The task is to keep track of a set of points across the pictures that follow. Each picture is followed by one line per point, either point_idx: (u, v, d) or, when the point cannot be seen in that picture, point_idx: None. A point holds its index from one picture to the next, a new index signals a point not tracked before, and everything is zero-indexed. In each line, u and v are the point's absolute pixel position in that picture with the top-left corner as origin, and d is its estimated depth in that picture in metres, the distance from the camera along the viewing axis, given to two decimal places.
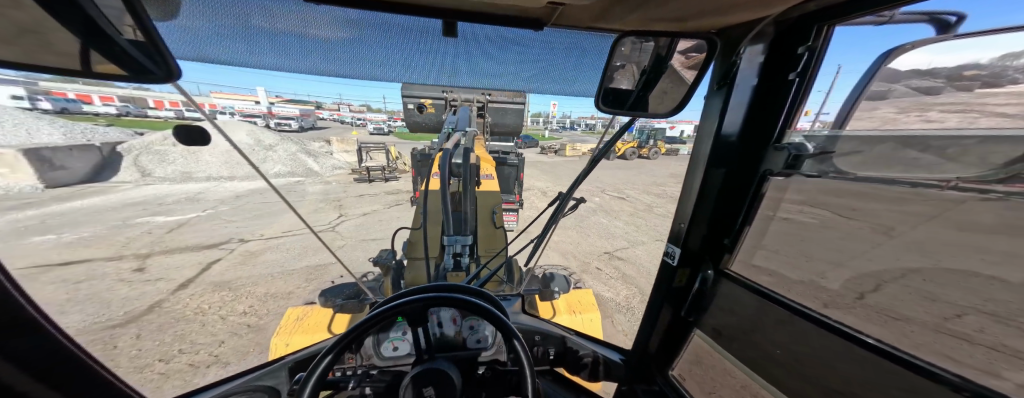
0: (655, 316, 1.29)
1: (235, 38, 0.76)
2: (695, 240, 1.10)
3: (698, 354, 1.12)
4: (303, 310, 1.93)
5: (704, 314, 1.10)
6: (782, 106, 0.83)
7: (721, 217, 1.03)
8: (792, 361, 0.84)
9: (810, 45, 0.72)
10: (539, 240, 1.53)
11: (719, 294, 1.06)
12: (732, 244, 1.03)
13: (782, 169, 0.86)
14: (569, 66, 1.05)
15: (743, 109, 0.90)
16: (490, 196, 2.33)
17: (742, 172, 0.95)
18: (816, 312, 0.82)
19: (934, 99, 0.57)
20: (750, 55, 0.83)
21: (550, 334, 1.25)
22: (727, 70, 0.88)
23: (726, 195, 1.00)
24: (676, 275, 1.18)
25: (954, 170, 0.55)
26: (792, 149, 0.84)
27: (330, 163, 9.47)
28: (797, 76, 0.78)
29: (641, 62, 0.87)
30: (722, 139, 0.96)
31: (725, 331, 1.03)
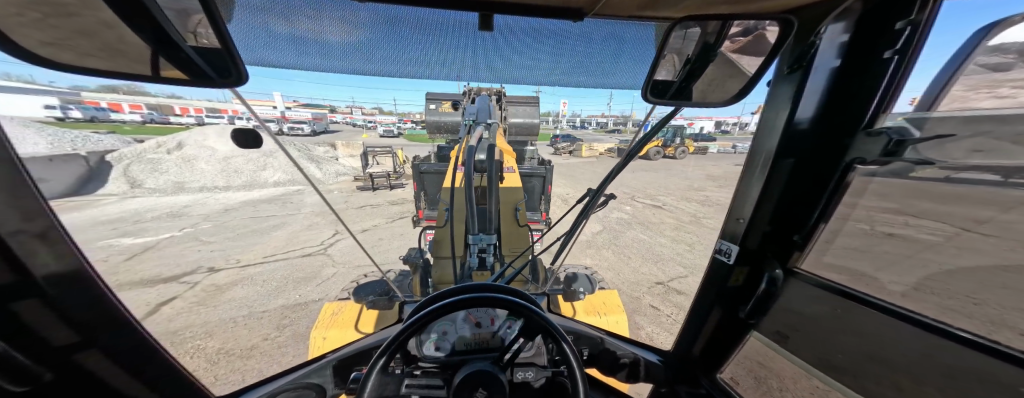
0: (701, 318, 1.24)
1: (280, 45, 0.78)
2: (755, 237, 1.05)
3: (754, 356, 1.12)
4: (337, 305, 1.98)
5: (767, 316, 1.06)
6: (876, 89, 0.76)
7: (791, 209, 0.97)
8: (867, 365, 0.84)
9: (913, 19, 0.67)
10: (567, 238, 1.50)
11: (786, 293, 1.02)
12: (803, 241, 0.98)
13: (880, 156, 0.77)
14: (607, 62, 1.05)
15: (817, 96, 0.85)
16: (512, 193, 2.35)
17: (818, 162, 0.88)
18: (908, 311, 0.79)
19: (1007, 75, 0.60)
20: (835, 34, 0.77)
21: (584, 335, 1.21)
22: (803, 53, 0.81)
23: (799, 190, 0.94)
24: (731, 275, 1.12)
25: None
26: (892, 134, 0.73)
27: (328, 170, 9.47)
28: (895, 53, 0.72)
29: (686, 50, 0.83)
30: (795, 128, 0.90)
31: (792, 334, 1.01)
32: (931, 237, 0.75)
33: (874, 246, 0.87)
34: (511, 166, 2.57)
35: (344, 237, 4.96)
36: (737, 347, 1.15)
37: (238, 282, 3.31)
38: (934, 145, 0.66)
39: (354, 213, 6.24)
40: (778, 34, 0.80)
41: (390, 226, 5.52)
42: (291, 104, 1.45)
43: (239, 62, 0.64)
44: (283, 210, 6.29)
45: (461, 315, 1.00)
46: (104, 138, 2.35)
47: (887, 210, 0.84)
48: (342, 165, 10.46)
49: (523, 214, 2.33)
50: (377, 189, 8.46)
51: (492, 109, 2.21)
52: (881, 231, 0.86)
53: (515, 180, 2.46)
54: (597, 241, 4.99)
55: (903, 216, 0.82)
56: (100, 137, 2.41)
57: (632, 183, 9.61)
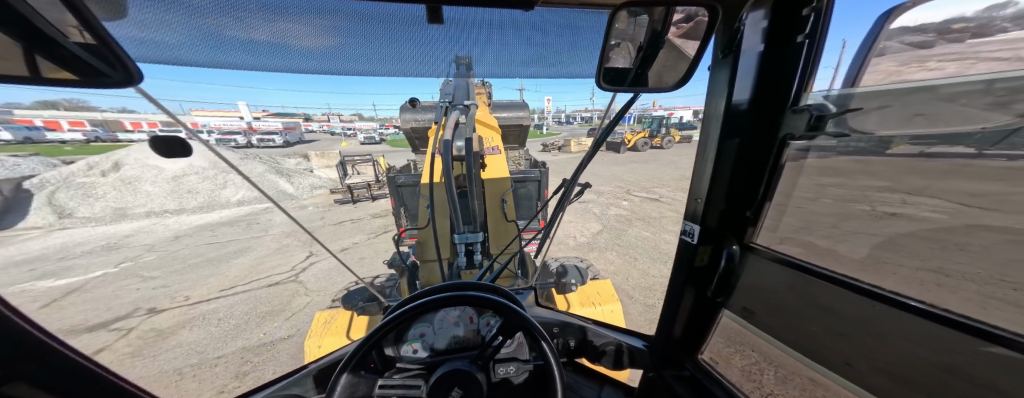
0: (676, 301, 1.28)
1: (207, 46, 0.80)
2: (714, 215, 1.08)
3: (729, 333, 1.17)
4: (330, 313, 1.92)
5: (734, 294, 1.11)
6: (793, 76, 0.80)
7: (743, 188, 1.00)
8: (834, 332, 0.86)
9: (815, 5, 0.71)
10: (549, 229, 1.48)
11: (749, 271, 1.06)
12: (754, 216, 1.02)
13: (805, 132, 0.82)
14: (566, 50, 1.04)
15: (751, 80, 0.86)
16: (498, 184, 2.27)
17: (756, 140, 0.92)
18: (853, 279, 0.82)
19: (931, 51, 0.61)
20: (757, 19, 0.80)
21: (569, 325, 1.28)
22: (732, 37, 0.85)
23: (743, 169, 0.97)
24: (697, 254, 1.15)
25: (981, 120, 0.53)
26: (812, 110, 0.79)
27: (302, 185, 9.11)
28: (806, 38, 0.76)
29: (637, 37, 0.83)
30: (733, 110, 0.92)
31: (756, 308, 1.06)
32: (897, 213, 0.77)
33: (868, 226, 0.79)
34: (495, 147, 2.43)
35: (322, 258, 4.80)
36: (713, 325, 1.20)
37: (184, 325, 3.12)
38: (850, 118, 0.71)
39: (332, 231, 6.01)
40: (708, 18, 0.84)
41: (374, 242, 5.33)
42: (262, 114, 1.36)
43: (130, 58, 0.62)
44: (246, 233, 5.96)
45: (440, 315, 1.02)
46: (24, 164, 2.14)
47: (882, 188, 0.74)
48: (321, 179, 10.11)
49: (509, 207, 2.29)
50: (357, 201, 8.20)
51: (471, 92, 2.20)
52: (884, 211, 0.76)
53: (500, 168, 2.35)
54: (599, 243, 4.99)
55: (897, 194, 0.72)
56: (18, 163, 2.18)
57: (623, 178, 9.72)
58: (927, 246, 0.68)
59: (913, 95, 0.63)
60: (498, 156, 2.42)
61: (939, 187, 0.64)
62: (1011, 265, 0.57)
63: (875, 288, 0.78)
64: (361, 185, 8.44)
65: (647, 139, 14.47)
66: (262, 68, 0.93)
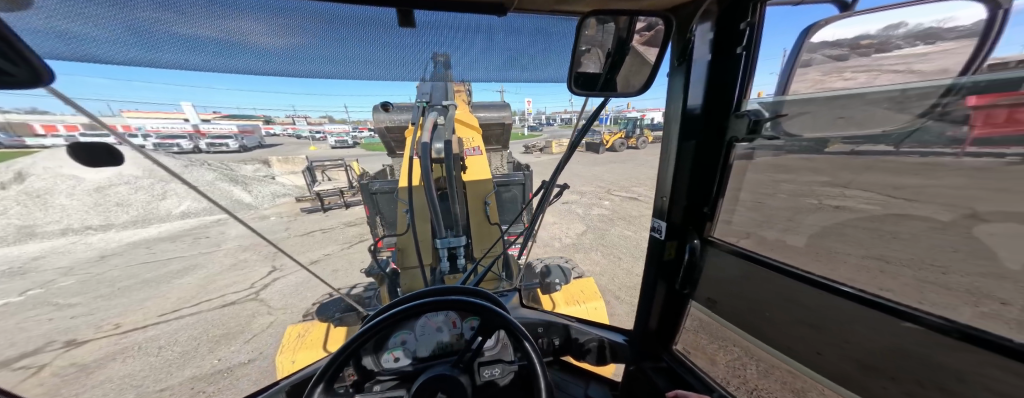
0: (650, 294, 1.34)
1: (143, 44, 0.73)
2: (678, 212, 1.15)
3: (697, 323, 1.24)
4: (305, 326, 1.82)
5: (698, 285, 1.19)
6: (734, 82, 0.89)
7: (700, 186, 1.08)
8: (785, 317, 0.95)
9: (749, 21, 0.79)
10: (530, 230, 1.50)
11: (709, 263, 1.14)
12: (712, 211, 1.10)
13: (746, 135, 0.91)
14: (539, 55, 1.06)
15: (702, 86, 0.94)
16: (479, 186, 2.26)
17: (709, 142, 1.00)
18: (796, 268, 0.91)
19: (846, 64, 0.69)
20: (704, 30, 0.88)
21: (552, 325, 1.36)
22: (685, 46, 0.92)
23: (700, 169, 1.05)
24: (666, 249, 1.22)
25: (885, 124, 0.63)
26: (751, 115, 0.89)
27: (265, 194, 8.56)
28: (744, 49, 0.84)
29: (606, 44, 0.88)
30: (689, 114, 0.99)
31: (719, 298, 1.13)
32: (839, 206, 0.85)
33: (813, 219, 0.88)
34: (476, 148, 2.40)
35: (293, 271, 4.55)
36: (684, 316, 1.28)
37: (115, 356, 2.86)
38: (782, 123, 0.82)
39: (302, 242, 5.70)
40: (663, 29, 0.89)
41: (350, 253, 5.10)
42: (214, 116, 1.27)
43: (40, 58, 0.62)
44: (192, 250, 5.48)
45: (421, 321, 1.00)
46: None
47: (824, 184, 0.81)
48: (291, 188, 9.58)
49: (492, 209, 2.29)
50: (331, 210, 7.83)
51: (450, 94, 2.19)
52: (830, 205, 0.83)
53: (481, 169, 2.34)
54: (583, 243, 5.09)
55: (838, 188, 0.79)
56: None
57: (604, 178, 10.00)
58: (860, 234, 0.77)
59: (839, 102, 0.71)
60: (479, 157, 2.40)
61: (863, 182, 0.72)
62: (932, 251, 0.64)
63: (814, 275, 0.87)
64: (337, 192, 8.08)
65: (625, 140, 14.99)
66: (205, 68, 0.86)
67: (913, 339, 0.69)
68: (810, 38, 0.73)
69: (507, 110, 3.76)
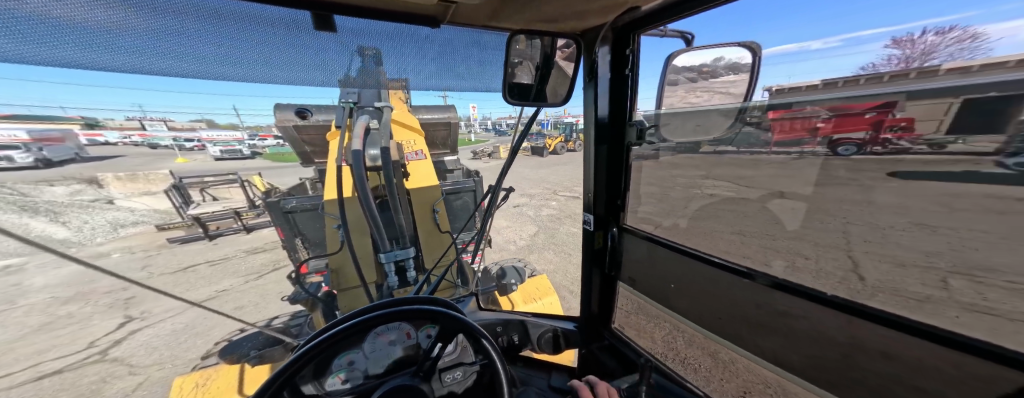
0: (589, 283, 1.51)
1: (26, 36, 0.53)
2: (601, 205, 1.33)
3: (628, 302, 1.43)
4: (206, 373, 1.52)
5: (622, 266, 1.39)
6: (628, 96, 1.08)
7: (614, 184, 1.26)
8: (687, 287, 1.17)
9: (632, 48, 0.99)
10: (479, 234, 1.53)
11: (626, 248, 1.35)
12: (623, 203, 1.29)
13: (636, 140, 1.14)
14: (473, 68, 1.10)
15: (606, 99, 1.12)
16: (426, 193, 2.22)
17: (616, 147, 1.20)
18: (683, 245, 1.14)
19: (696, 85, 0.93)
20: (604, 54, 1.05)
21: (510, 323, 1.44)
22: (593, 65, 1.09)
23: (613, 169, 1.24)
24: (594, 239, 1.40)
25: (717, 132, 0.93)
26: (638, 124, 1.10)
27: (109, 222, 6.63)
28: (630, 71, 1.04)
29: (534, 57, 1.01)
30: (600, 122, 1.16)
31: (638, 277, 1.34)
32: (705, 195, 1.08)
33: (690, 203, 1.12)
34: (420, 153, 2.33)
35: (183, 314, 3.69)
36: (616, 295, 1.45)
37: None
38: (657, 131, 1.08)
39: (199, 276, 4.67)
40: (575, 48, 1.05)
41: (261, 285, 4.33)
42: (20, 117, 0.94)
43: None
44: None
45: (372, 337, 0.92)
46: None
47: (701, 176, 1.06)
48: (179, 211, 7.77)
49: (440, 216, 2.26)
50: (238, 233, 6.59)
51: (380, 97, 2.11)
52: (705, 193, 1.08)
53: (428, 175, 2.29)
54: (535, 243, 5.31)
55: (708, 179, 1.04)
56: None
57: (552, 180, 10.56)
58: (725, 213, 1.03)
59: (691, 117, 0.98)
60: (423, 162, 2.33)
61: (718, 174, 0.97)
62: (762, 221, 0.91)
63: (695, 249, 1.11)
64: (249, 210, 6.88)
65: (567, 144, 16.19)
66: None
67: (757, 290, 0.93)
68: (671, 63, 0.96)
69: (453, 112, 3.72)
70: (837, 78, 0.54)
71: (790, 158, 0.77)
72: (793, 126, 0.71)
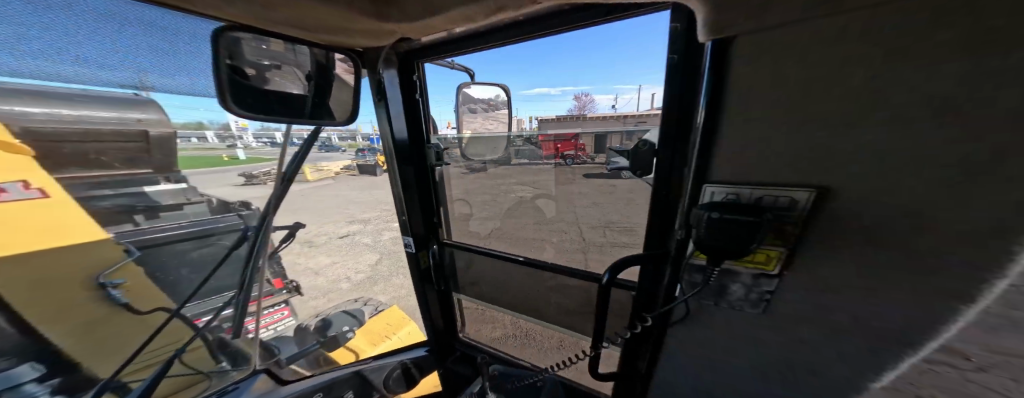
0: (426, 304, 1.54)
1: None
2: (418, 223, 1.38)
3: (471, 310, 1.52)
4: None
5: (449, 279, 1.48)
6: (422, 118, 1.21)
7: (427, 202, 1.34)
8: (503, 286, 1.36)
9: (417, 75, 1.13)
10: (241, 298, 1.01)
11: (447, 259, 1.46)
12: (440, 219, 1.40)
13: (436, 161, 1.27)
14: (178, 66, 0.72)
15: (400, 120, 1.21)
16: (80, 253, 1.00)
17: (421, 168, 1.29)
18: (493, 249, 1.33)
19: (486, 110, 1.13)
20: (393, 77, 1.14)
21: (337, 382, 1.15)
22: (378, 85, 1.16)
23: (423, 188, 1.31)
24: (421, 258, 1.47)
25: (497, 151, 1.24)
26: (436, 146, 1.25)
27: None
28: (421, 96, 1.18)
29: (303, 65, 0.87)
30: (399, 142, 1.24)
31: (465, 285, 1.46)
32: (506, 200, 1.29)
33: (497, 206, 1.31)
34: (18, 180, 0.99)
35: None
36: (454, 307, 1.54)
37: None
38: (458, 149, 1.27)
39: None
40: (355, 63, 1.06)
41: None
42: None
43: None
44: None
45: None
46: None
47: (502, 182, 1.27)
48: None
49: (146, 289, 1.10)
50: None
51: None
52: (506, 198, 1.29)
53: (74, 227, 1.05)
54: (381, 272, 4.63)
55: (507, 185, 1.27)
56: None
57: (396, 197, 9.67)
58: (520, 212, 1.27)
59: (485, 138, 1.25)
60: (55, 204, 1.05)
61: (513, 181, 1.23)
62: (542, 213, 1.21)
63: (502, 251, 1.30)
64: None
65: None
66: None
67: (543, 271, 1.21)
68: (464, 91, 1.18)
69: None
70: (597, 114, 0.87)
71: (554, 166, 1.09)
72: (551, 145, 1.04)
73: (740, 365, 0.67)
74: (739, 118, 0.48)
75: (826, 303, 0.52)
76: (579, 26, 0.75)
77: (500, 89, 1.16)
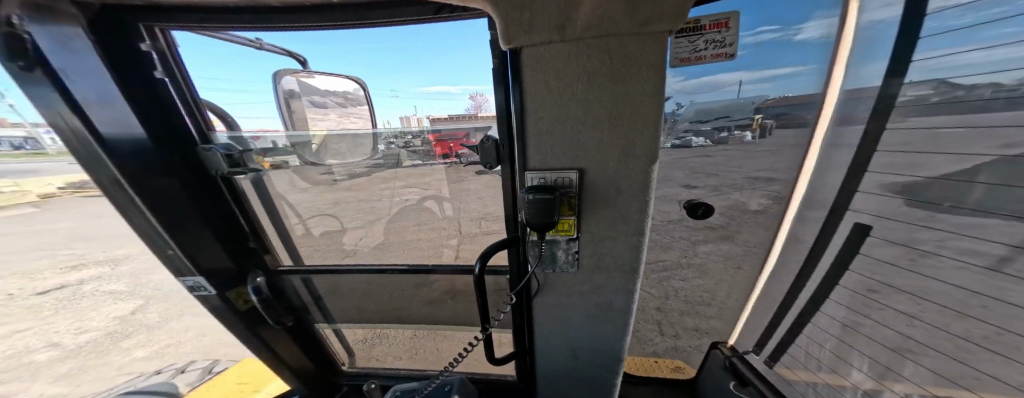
0: (270, 344, 1.32)
1: None
2: (207, 256, 1.09)
3: (355, 333, 1.45)
4: None
5: (290, 305, 1.35)
6: (175, 105, 0.95)
7: (215, 221, 1.09)
8: (387, 301, 1.34)
9: (150, 43, 0.85)
10: None
11: (274, 285, 1.29)
12: (258, 244, 1.23)
13: (230, 169, 1.03)
14: None
15: (127, 112, 0.87)
16: None
17: (194, 179, 1.02)
18: (379, 265, 1.27)
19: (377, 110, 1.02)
20: (68, 36, 0.76)
21: None
22: (20, 45, 0.71)
23: (201, 205, 1.05)
24: (234, 301, 1.19)
25: (359, 153, 1.08)
26: (224, 148, 1.02)
27: None
28: (163, 74, 0.91)
29: None
30: (115, 153, 0.85)
31: (341, 306, 1.38)
32: (388, 205, 1.16)
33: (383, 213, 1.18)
34: None
35: None
36: (327, 334, 1.45)
37: None
38: (310, 151, 1.07)
39: None
40: None
41: None
42: None
43: None
44: None
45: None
46: None
47: (377, 190, 1.14)
48: None
49: None
50: None
51: None
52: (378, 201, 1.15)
53: None
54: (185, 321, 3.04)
55: (383, 191, 1.13)
56: None
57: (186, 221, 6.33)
58: (408, 219, 1.18)
59: (347, 139, 1.07)
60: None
61: (399, 186, 1.12)
62: (433, 218, 1.17)
63: (392, 266, 1.27)
64: None
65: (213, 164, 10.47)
66: None
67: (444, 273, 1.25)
68: (291, 81, 1.02)
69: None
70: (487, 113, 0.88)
71: (450, 166, 1.02)
72: (440, 146, 0.98)
73: (576, 316, 0.84)
74: (537, 113, 0.63)
75: (605, 250, 0.74)
76: (401, 19, 0.91)
77: (355, 82, 1.04)
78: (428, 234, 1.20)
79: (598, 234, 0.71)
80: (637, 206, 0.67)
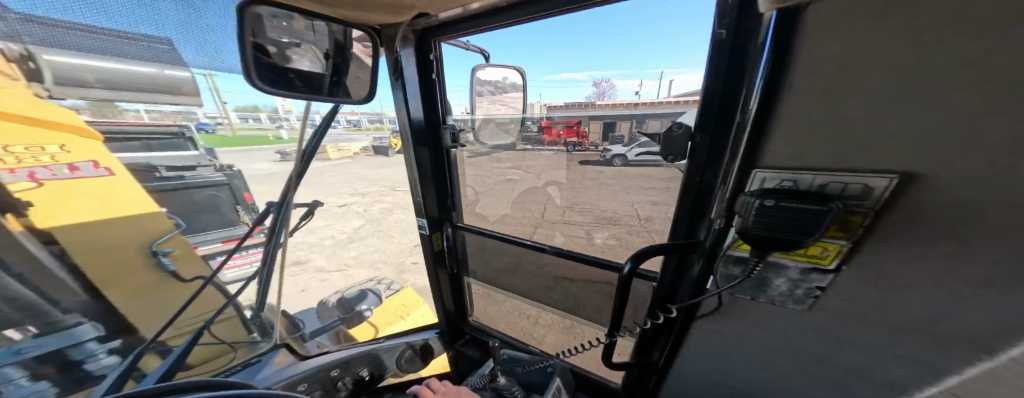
0: (442, 286, 1.61)
1: None
2: (433, 207, 1.40)
3: (483, 294, 1.63)
4: None
5: (459, 260, 1.56)
6: (438, 97, 1.19)
7: (439, 184, 1.35)
8: (514, 273, 1.41)
9: (434, 53, 1.11)
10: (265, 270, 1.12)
11: (459, 240, 1.51)
12: (453, 202, 1.42)
13: (452, 143, 1.25)
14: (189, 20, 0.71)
15: (419, 102, 1.19)
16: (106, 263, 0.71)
17: (434, 149, 1.28)
18: (512, 236, 1.33)
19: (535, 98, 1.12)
20: (411, 55, 1.11)
21: (354, 358, 1.23)
22: (396, 65, 1.12)
23: (437, 170, 1.32)
24: (434, 241, 1.49)
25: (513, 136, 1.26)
26: (452, 127, 1.24)
27: None
28: (435, 76, 1.15)
29: (320, 44, 0.87)
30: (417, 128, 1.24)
31: (485, 275, 1.53)
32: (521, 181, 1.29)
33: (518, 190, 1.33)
34: None
35: None
36: (468, 289, 1.65)
37: None
38: (476, 133, 1.29)
39: None
40: (378, 41, 1.06)
41: None
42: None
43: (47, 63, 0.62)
44: None
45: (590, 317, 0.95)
46: None
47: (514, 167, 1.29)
48: None
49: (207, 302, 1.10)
50: None
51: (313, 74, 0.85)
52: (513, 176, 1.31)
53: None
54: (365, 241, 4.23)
55: (520, 169, 1.27)
56: None
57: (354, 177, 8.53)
58: (534, 198, 1.26)
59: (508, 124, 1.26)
60: (115, 181, 1.29)
61: (535, 167, 1.21)
62: (556, 200, 1.19)
63: (520, 238, 1.32)
64: None
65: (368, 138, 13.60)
66: None
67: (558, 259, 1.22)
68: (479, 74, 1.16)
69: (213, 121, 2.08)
70: (613, 102, 0.85)
71: (571, 151, 1.05)
72: (564, 132, 1.04)
73: (762, 353, 0.72)
74: (790, 108, 0.47)
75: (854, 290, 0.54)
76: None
77: (512, 71, 1.16)
78: (549, 215, 1.23)
79: (866, 274, 0.52)
80: (999, 261, 0.41)
